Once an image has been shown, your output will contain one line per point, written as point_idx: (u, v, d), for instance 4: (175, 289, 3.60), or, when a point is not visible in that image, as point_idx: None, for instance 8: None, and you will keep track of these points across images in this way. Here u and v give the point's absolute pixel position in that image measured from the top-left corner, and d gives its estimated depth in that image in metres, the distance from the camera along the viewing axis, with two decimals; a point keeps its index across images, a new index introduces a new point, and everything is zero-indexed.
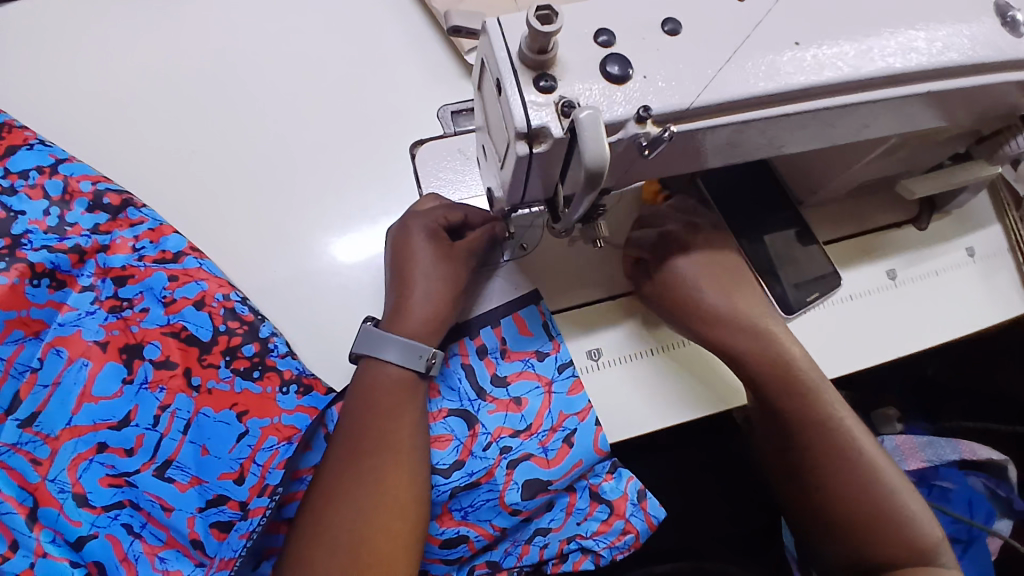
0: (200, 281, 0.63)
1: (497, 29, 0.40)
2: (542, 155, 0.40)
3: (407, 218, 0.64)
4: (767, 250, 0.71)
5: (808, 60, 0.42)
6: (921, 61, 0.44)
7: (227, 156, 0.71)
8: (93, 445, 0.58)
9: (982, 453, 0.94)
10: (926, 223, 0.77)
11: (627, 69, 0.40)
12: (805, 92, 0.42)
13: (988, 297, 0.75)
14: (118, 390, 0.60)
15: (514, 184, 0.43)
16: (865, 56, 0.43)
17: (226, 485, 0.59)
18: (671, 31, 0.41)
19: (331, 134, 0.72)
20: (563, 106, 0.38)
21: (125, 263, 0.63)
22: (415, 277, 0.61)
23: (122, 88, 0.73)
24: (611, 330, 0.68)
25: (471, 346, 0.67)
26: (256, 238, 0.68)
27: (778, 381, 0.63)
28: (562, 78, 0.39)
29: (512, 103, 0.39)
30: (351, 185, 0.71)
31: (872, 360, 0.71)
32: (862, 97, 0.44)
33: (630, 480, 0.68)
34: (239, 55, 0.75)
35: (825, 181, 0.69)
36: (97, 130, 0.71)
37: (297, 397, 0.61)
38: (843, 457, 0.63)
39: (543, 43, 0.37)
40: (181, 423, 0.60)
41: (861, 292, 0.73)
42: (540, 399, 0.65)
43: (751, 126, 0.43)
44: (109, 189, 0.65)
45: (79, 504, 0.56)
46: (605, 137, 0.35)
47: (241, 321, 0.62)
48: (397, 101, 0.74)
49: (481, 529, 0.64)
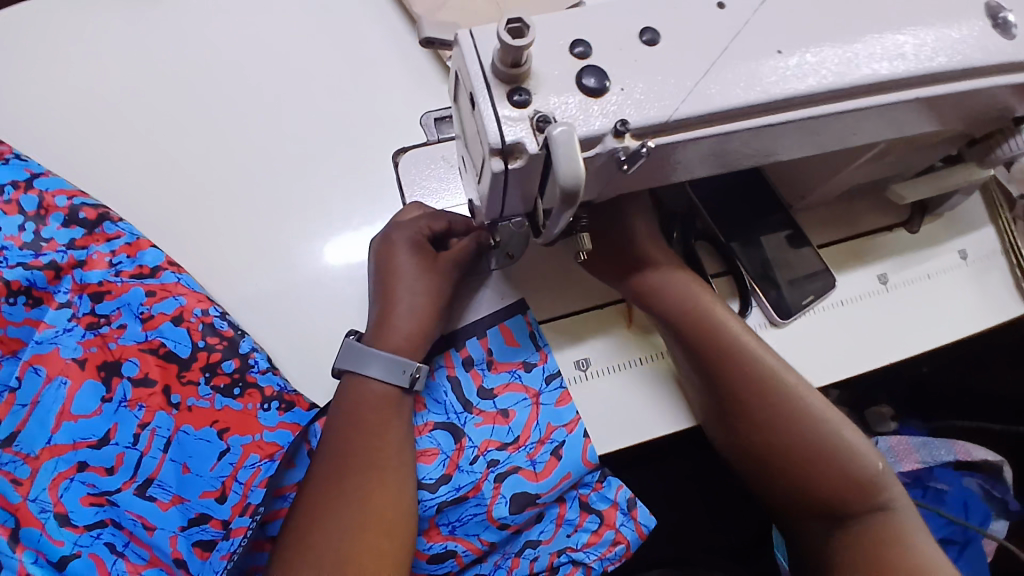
0: (178, 296, 0.62)
1: (469, 42, 0.39)
2: (518, 170, 0.39)
3: (390, 230, 0.63)
4: (758, 255, 0.70)
5: (791, 69, 0.41)
6: (910, 67, 0.43)
7: (207, 168, 0.70)
8: (73, 463, 0.56)
9: (976, 454, 0.93)
10: (917, 226, 0.76)
11: (604, 81, 0.39)
12: (790, 102, 0.41)
13: (983, 299, 0.74)
14: (97, 408, 0.58)
15: (492, 199, 0.42)
16: (851, 64, 0.42)
17: (209, 503, 0.58)
18: (650, 40, 0.40)
19: (313, 144, 0.71)
20: (538, 121, 0.37)
21: (102, 279, 0.62)
22: (398, 290, 0.60)
23: (99, 100, 0.72)
24: (599, 340, 0.68)
25: (457, 357, 0.66)
26: (237, 251, 0.67)
27: (773, 390, 0.61)
28: (536, 92, 0.38)
29: (485, 117, 0.38)
30: (334, 196, 0.70)
31: (866, 365, 0.70)
32: (850, 105, 0.43)
33: (619, 489, 0.67)
34: (219, 64, 0.74)
35: (815, 185, 0.68)
36: (74, 142, 0.70)
37: (278, 413, 0.61)
38: (848, 473, 0.59)
39: (515, 58, 0.36)
40: (161, 440, 0.59)
41: (853, 297, 0.73)
42: (528, 411, 0.64)
43: (734, 137, 0.42)
44: (85, 203, 0.64)
45: (61, 524, 0.54)
46: (578, 152, 0.34)
47: (220, 337, 0.62)
48: (379, 108, 0.73)
49: (469, 545, 0.63)
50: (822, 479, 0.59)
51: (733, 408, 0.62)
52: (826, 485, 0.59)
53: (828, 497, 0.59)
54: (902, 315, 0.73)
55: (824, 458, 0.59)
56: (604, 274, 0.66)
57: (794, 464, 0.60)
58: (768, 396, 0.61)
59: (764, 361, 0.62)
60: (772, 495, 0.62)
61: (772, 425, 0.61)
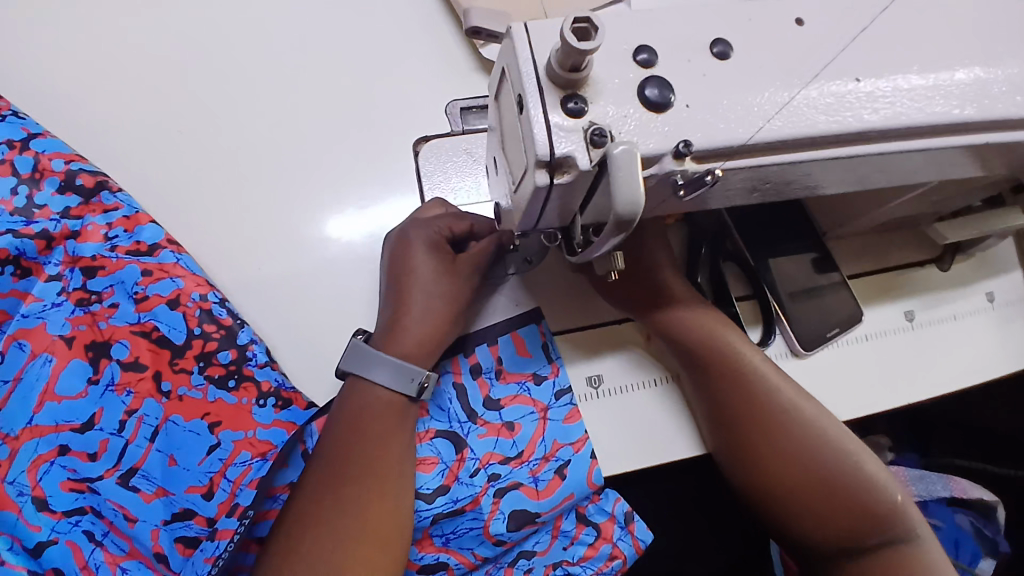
0: (176, 277, 0.59)
1: (524, 37, 0.35)
2: (564, 186, 0.35)
3: (407, 226, 0.59)
4: (787, 281, 0.67)
5: (867, 100, 0.38)
6: (991, 107, 0.40)
7: (215, 140, 0.65)
8: (54, 446, 0.53)
9: (973, 494, 0.84)
10: (948, 264, 0.73)
11: (667, 93, 0.36)
12: (861, 135, 0.38)
13: (1006, 346, 0.72)
14: (83, 390, 0.55)
15: (529, 212, 0.39)
16: (932, 99, 0.39)
17: (195, 499, 0.55)
18: (721, 53, 0.37)
19: (329, 125, 0.67)
20: (593, 134, 0.34)
21: (96, 253, 0.58)
22: (414, 291, 0.57)
23: (102, 55, 0.66)
24: (614, 357, 0.65)
25: (465, 364, 0.63)
26: (241, 233, 0.63)
27: (792, 425, 0.59)
28: (593, 101, 0.35)
29: (534, 124, 0.34)
30: (347, 183, 0.66)
31: (885, 405, 0.67)
32: (923, 143, 0.40)
33: (618, 502, 0.64)
34: (235, 29, 0.69)
35: (852, 214, 0.65)
36: (72, 99, 0.65)
37: (274, 410, 0.57)
38: (868, 503, 0.56)
39: (576, 62, 0.32)
40: (149, 429, 0.56)
41: (878, 332, 0.70)
42: (534, 425, 0.62)
43: (797, 166, 0.39)
44: (84, 169, 0.60)
45: (38, 509, 0.51)
46: (640, 175, 0.32)
47: (218, 325, 0.58)
48: (402, 89, 0.69)
49: (462, 558, 0.60)
50: (846, 515, 0.56)
51: (748, 436, 0.59)
52: (851, 520, 0.56)
53: (853, 532, 0.56)
54: (925, 356, 0.70)
55: (846, 489, 0.57)
56: (626, 289, 0.63)
57: (817, 497, 0.57)
58: (783, 424, 0.59)
59: (781, 390, 0.60)
60: (794, 536, 0.58)
61: (790, 455, 0.58)
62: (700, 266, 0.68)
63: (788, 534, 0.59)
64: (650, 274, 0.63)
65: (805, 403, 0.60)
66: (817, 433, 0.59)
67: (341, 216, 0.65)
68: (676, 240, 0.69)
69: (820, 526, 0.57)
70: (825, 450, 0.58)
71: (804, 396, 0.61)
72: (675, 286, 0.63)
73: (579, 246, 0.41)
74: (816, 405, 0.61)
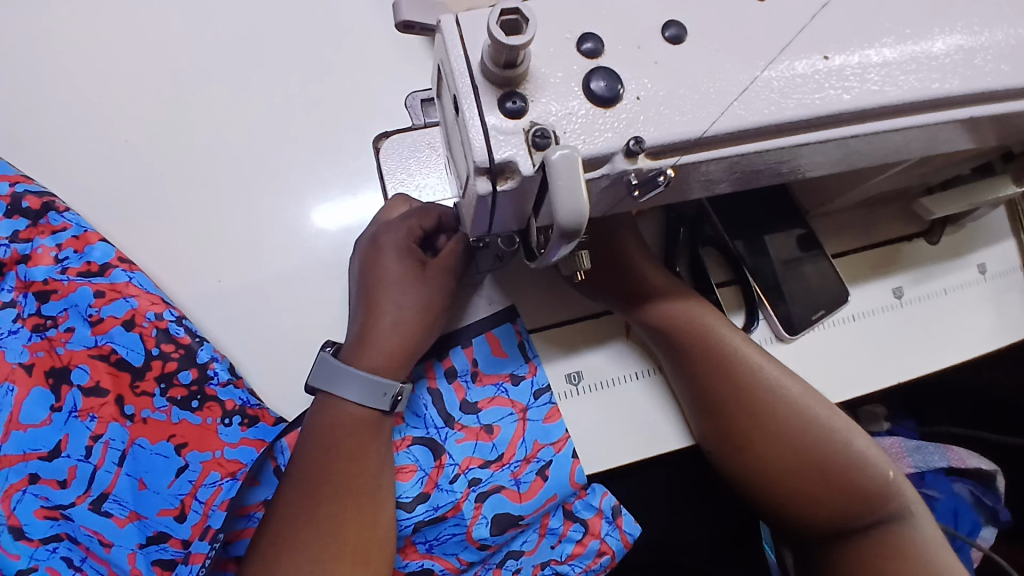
0: (130, 297, 0.57)
1: (454, 31, 0.33)
2: (508, 193, 0.33)
3: (377, 230, 0.57)
4: (773, 263, 0.65)
5: (839, 82, 0.35)
6: (971, 81, 0.37)
7: (165, 150, 0.62)
8: (25, 475, 0.52)
9: (972, 462, 0.80)
10: (937, 237, 0.70)
11: (616, 85, 0.33)
12: (834, 118, 0.35)
13: (998, 318, 0.70)
14: (46, 418, 0.54)
15: (480, 218, 0.37)
16: (905, 73, 0.36)
17: (168, 522, 0.54)
18: (674, 36, 0.34)
19: (281, 125, 0.64)
20: (534, 135, 0.32)
21: (47, 276, 0.57)
22: (382, 299, 0.55)
23: (39, 65, 0.63)
24: (594, 352, 0.63)
25: (440, 368, 0.61)
26: (198, 244, 0.60)
27: (776, 409, 0.57)
28: (533, 98, 0.32)
29: (471, 127, 0.32)
30: (305, 186, 0.63)
31: (872, 384, 0.66)
32: (897, 123, 0.37)
33: (604, 497, 0.63)
34: (177, 28, 0.65)
35: (839, 192, 0.62)
36: (12, 114, 0.62)
37: (240, 429, 0.56)
38: (859, 484, 0.55)
39: (509, 58, 0.30)
40: (116, 453, 0.54)
41: (866, 311, 0.67)
42: (514, 426, 0.60)
43: (764, 155, 0.36)
44: (30, 190, 0.58)
45: (16, 538, 0.49)
46: (582, 180, 0.30)
47: (176, 344, 0.56)
48: (356, 82, 0.65)
49: (447, 564, 0.59)
50: (838, 495, 0.55)
51: (735, 421, 0.58)
52: (844, 500, 0.55)
53: (847, 514, 0.55)
54: (915, 334, 0.68)
55: (836, 469, 0.56)
56: (600, 284, 0.60)
57: (808, 479, 0.56)
58: (769, 407, 0.58)
59: (763, 370, 0.59)
60: (789, 521, 0.57)
61: (777, 436, 0.57)
62: (679, 255, 0.66)
63: (783, 519, 0.58)
64: (625, 266, 0.60)
65: (790, 385, 0.58)
66: (802, 414, 0.57)
67: (316, 205, 0.62)
68: (653, 229, 0.67)
69: (814, 507, 0.55)
70: (813, 430, 0.57)
71: (789, 377, 0.59)
72: (650, 277, 0.61)
73: (538, 249, 0.38)
74: (801, 382, 0.59)
